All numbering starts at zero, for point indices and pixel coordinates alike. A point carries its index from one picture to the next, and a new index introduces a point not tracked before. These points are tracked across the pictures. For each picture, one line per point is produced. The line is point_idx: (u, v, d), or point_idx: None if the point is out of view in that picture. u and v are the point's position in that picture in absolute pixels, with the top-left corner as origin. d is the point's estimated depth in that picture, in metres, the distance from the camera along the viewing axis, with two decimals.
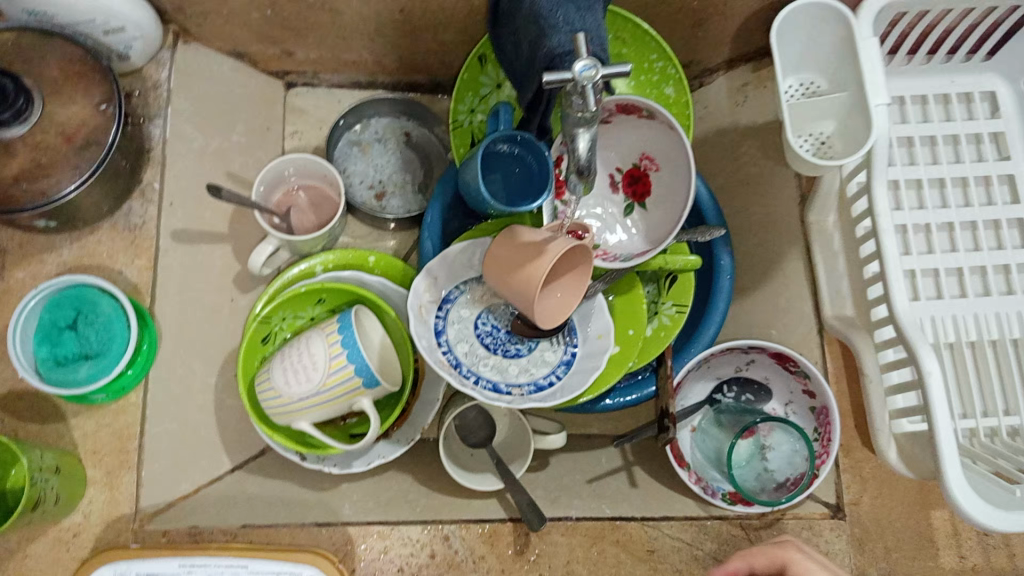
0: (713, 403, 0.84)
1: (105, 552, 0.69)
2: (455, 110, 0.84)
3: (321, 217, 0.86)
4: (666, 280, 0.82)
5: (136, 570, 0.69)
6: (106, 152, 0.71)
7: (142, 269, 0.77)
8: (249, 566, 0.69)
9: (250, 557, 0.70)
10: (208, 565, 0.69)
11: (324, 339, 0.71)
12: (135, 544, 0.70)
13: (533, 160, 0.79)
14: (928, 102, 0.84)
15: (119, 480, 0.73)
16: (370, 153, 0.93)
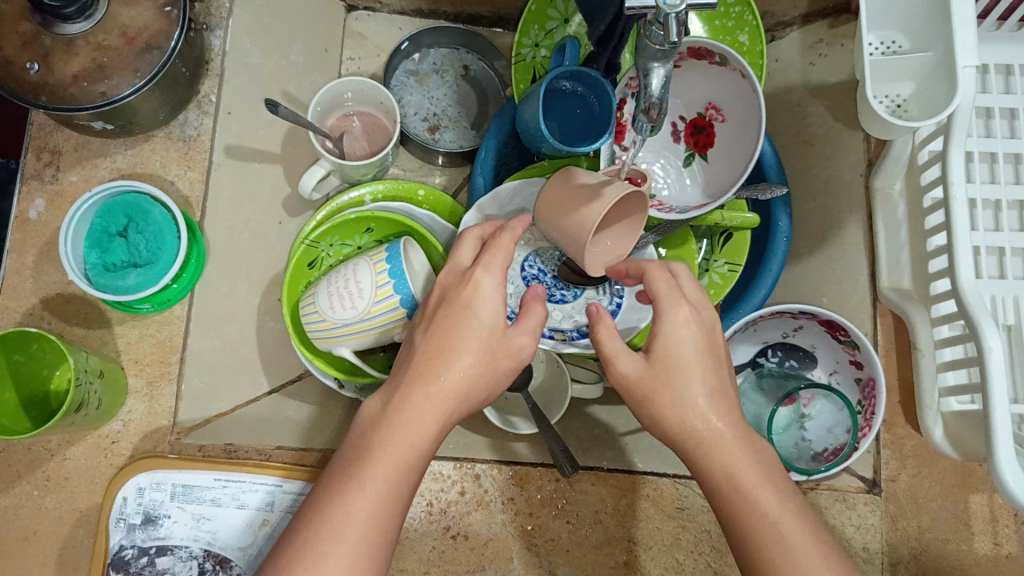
0: (755, 366, 0.83)
1: (144, 459, 0.70)
2: (519, 42, 0.81)
3: (373, 145, 0.85)
4: (721, 237, 0.80)
5: (172, 481, 0.70)
6: (165, 57, 0.71)
7: (195, 181, 0.78)
8: (284, 485, 0.71)
9: (287, 478, 0.71)
10: (244, 482, 0.71)
11: (370, 267, 0.71)
12: (172, 455, 0.71)
13: (596, 101, 0.77)
14: (1013, 73, 0.80)
15: (159, 391, 0.73)
16: (426, 83, 0.91)
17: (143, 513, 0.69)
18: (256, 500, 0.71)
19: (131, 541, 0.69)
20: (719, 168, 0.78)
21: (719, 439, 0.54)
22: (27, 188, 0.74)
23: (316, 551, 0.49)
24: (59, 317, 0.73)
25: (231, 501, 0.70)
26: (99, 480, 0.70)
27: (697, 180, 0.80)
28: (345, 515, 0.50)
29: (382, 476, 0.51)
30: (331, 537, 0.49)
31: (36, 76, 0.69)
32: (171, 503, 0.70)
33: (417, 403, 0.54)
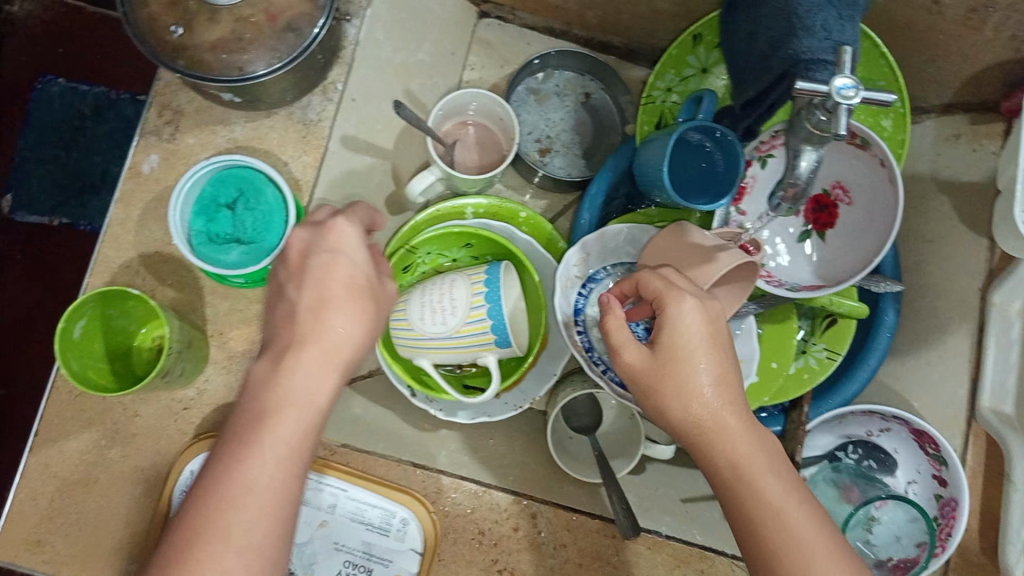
0: (832, 459, 0.80)
1: (212, 439, 0.69)
2: (653, 84, 0.79)
3: (485, 158, 0.84)
4: (822, 319, 0.78)
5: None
6: (306, 42, 0.70)
7: (309, 165, 0.77)
8: (349, 491, 0.70)
9: (352, 484, 0.70)
10: (308, 480, 0.70)
11: (467, 284, 0.70)
12: (244, 439, 0.70)
13: (721, 159, 0.74)
14: None
15: (237, 366, 0.73)
16: (545, 104, 0.89)
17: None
18: (318, 500, 0.70)
19: (190, 515, 0.68)
20: (836, 251, 0.76)
21: (726, 425, 0.52)
22: (145, 141, 0.74)
23: (218, 532, 0.45)
24: (154, 276, 0.73)
25: (294, 498, 0.70)
26: (163, 443, 0.71)
27: (810, 258, 0.78)
28: (246, 499, 0.46)
29: (273, 467, 0.47)
30: (229, 520, 0.45)
31: (177, 39, 0.68)
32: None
33: (297, 360, 0.51)
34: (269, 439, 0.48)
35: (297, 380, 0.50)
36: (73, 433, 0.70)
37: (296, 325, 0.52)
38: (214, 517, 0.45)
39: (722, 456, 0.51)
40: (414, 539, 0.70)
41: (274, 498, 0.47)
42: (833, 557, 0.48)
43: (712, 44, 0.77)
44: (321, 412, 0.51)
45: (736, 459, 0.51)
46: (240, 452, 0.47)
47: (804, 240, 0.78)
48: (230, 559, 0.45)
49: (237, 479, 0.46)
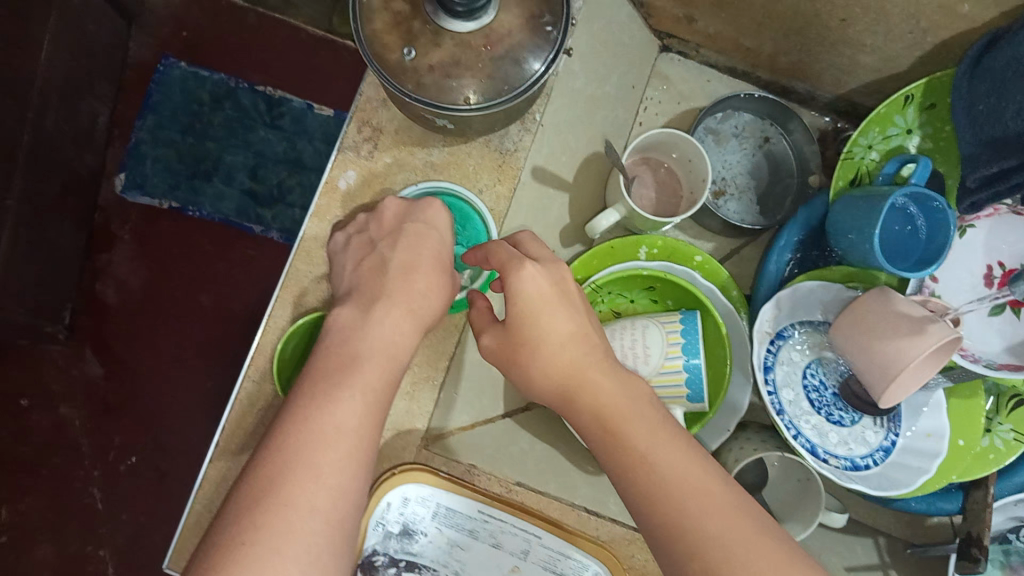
0: (1002, 540, 0.77)
1: (414, 471, 0.67)
2: (854, 140, 0.77)
3: (662, 198, 0.83)
4: (1009, 397, 0.76)
5: (439, 500, 0.68)
6: (528, 84, 0.65)
7: (501, 195, 0.75)
8: (542, 538, 0.68)
9: (546, 530, 0.68)
10: (504, 522, 0.68)
11: (661, 332, 0.69)
12: (442, 473, 0.68)
13: (924, 225, 0.73)
14: None
15: (417, 393, 0.72)
16: (723, 145, 0.88)
17: (401, 524, 0.67)
18: (512, 543, 0.68)
19: (384, 548, 0.67)
20: None
21: (589, 381, 0.55)
22: (343, 157, 0.74)
23: (310, 469, 0.48)
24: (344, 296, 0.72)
25: (488, 538, 0.68)
26: None
27: (1002, 334, 0.75)
28: (333, 441, 0.49)
29: (363, 417, 0.52)
30: (313, 457, 0.48)
31: (409, 62, 0.64)
32: (431, 522, 0.68)
33: (391, 314, 0.58)
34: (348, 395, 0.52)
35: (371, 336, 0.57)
36: (254, 447, 0.70)
37: (380, 286, 0.61)
38: (309, 453, 0.48)
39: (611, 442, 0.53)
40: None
41: (348, 448, 0.50)
42: (697, 493, 0.48)
43: (925, 105, 0.75)
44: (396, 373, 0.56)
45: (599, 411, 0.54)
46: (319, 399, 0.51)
47: (997, 314, 0.76)
48: (322, 490, 0.47)
49: (309, 417, 0.50)
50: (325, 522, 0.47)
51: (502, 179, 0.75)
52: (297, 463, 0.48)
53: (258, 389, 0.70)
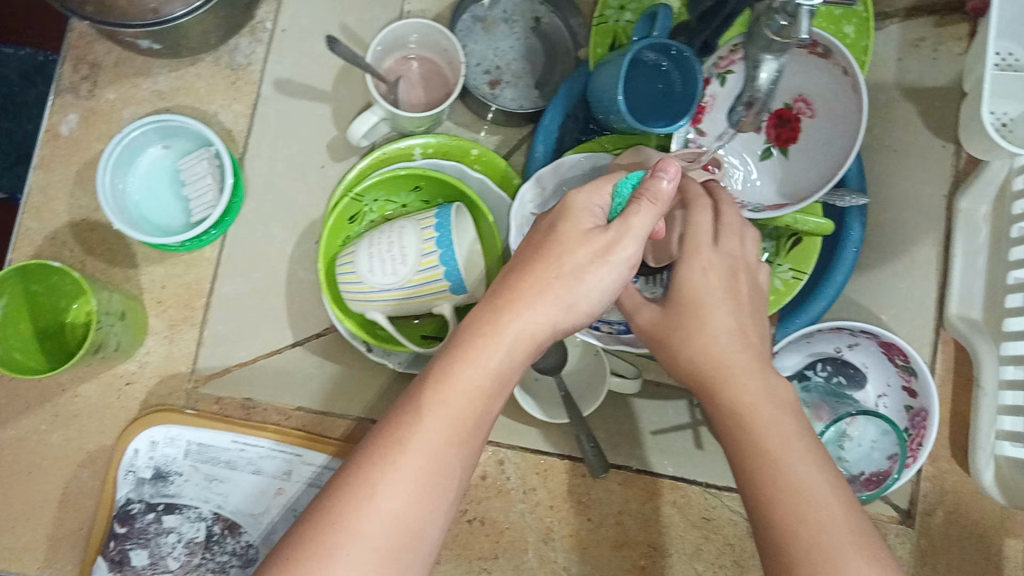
0: (802, 379, 0.79)
1: (155, 413, 0.68)
2: (603, 3, 0.75)
3: (432, 93, 0.79)
4: (786, 238, 0.75)
5: (188, 438, 0.67)
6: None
7: (240, 114, 0.73)
8: (302, 456, 0.67)
9: (305, 448, 0.67)
10: (256, 445, 0.67)
11: (417, 229, 0.67)
12: (188, 411, 0.68)
13: (677, 78, 0.71)
14: None
15: (180, 335, 0.71)
16: (493, 32, 0.83)
17: (153, 468, 0.66)
18: (273, 467, 0.67)
19: (138, 495, 0.66)
20: (800, 169, 0.72)
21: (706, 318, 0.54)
22: (61, 100, 0.71)
23: (418, 439, 0.47)
24: (85, 248, 0.69)
25: (246, 466, 0.67)
26: (115, 419, 0.69)
27: (768, 176, 0.74)
28: (440, 413, 0.48)
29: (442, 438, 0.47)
30: (431, 417, 0.48)
31: None
32: (184, 460, 0.67)
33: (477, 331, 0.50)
34: (485, 361, 0.50)
35: (592, 285, 0.53)
36: (21, 412, 0.69)
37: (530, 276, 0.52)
38: (435, 418, 0.48)
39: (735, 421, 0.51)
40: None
41: (492, 389, 0.50)
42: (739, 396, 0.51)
43: None
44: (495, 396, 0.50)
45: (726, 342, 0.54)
46: (463, 356, 0.50)
47: (766, 158, 0.74)
48: (410, 470, 0.46)
49: (444, 379, 0.49)
50: (422, 492, 0.46)
51: (238, 97, 0.74)
52: (422, 415, 0.48)
53: None
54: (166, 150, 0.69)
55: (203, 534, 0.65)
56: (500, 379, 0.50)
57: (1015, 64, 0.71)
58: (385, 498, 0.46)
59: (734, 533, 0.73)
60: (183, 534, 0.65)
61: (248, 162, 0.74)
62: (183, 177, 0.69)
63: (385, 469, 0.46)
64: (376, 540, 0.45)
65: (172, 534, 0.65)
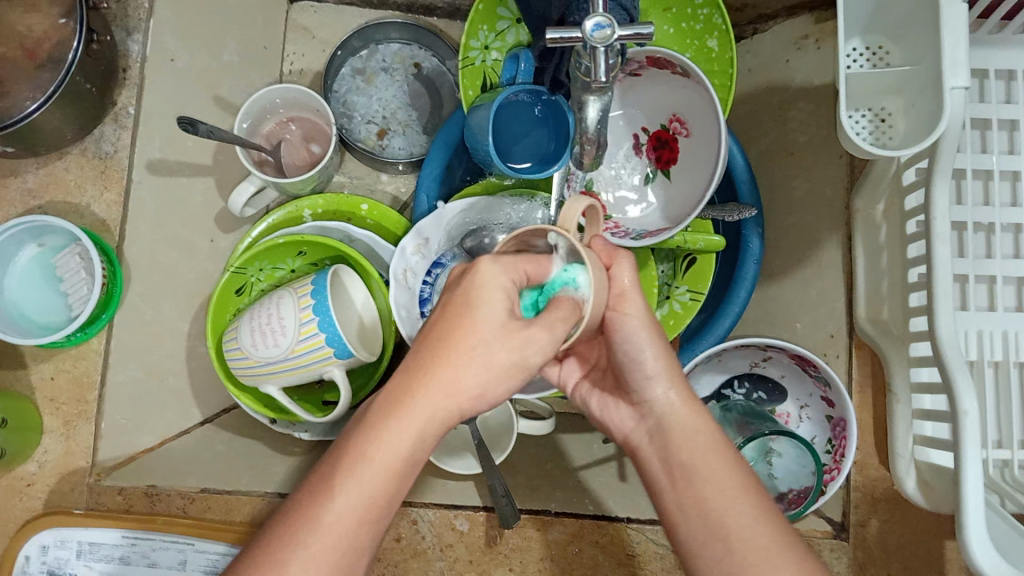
0: (721, 398, 0.77)
1: (47, 516, 0.68)
2: (467, 45, 0.74)
3: (314, 152, 0.79)
4: (683, 261, 0.75)
5: (76, 539, 0.67)
6: (65, 70, 0.67)
7: (112, 202, 0.75)
8: (196, 544, 0.67)
9: (196, 536, 0.67)
10: (151, 540, 0.67)
11: (295, 301, 0.65)
12: (80, 511, 0.68)
13: (522, 96, 0.69)
14: (990, 78, 0.75)
15: (76, 430, 0.71)
16: (374, 83, 0.83)
17: (47, 572, 0.68)
18: (167, 558, 0.67)
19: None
20: (682, 189, 0.72)
21: (683, 415, 0.50)
22: None
23: (367, 471, 0.40)
24: None
25: (141, 560, 0.67)
26: (18, 521, 0.69)
27: (655, 201, 0.74)
28: (423, 405, 0.41)
29: (414, 430, 0.41)
30: (390, 429, 0.40)
31: None
32: (77, 561, 0.67)
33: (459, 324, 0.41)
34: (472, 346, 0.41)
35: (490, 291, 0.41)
36: None
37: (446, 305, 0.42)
38: (421, 396, 0.41)
39: (706, 528, 0.46)
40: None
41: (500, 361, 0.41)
42: (705, 476, 0.47)
43: None
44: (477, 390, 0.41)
45: (696, 451, 0.48)
46: (420, 382, 0.41)
47: (651, 181, 0.74)
48: (349, 504, 0.40)
49: (404, 408, 0.40)
50: (370, 509, 0.40)
51: (110, 185, 0.76)
52: (372, 450, 0.40)
53: None
54: (40, 248, 0.69)
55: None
56: (468, 407, 0.41)
57: (885, 58, 0.71)
58: (324, 539, 0.40)
59: (663, 567, 0.69)
60: None
61: (128, 246, 0.74)
62: (59, 274, 0.69)
63: (338, 480, 0.40)
64: (329, 545, 0.40)
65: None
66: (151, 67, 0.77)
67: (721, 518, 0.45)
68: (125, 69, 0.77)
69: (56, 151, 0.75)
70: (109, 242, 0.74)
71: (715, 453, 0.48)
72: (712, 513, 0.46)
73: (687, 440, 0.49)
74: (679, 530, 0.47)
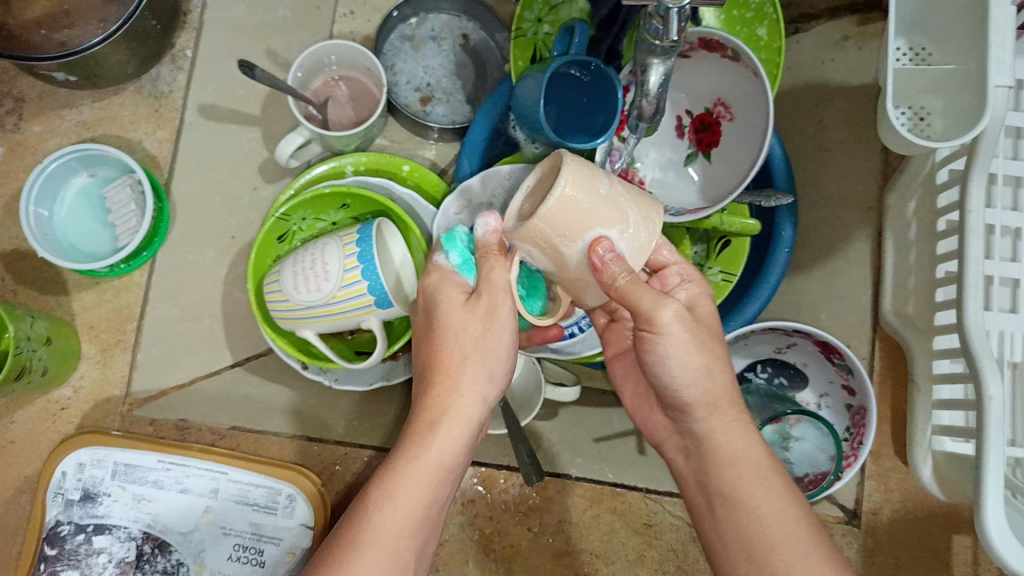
0: (742, 381, 0.79)
1: (83, 435, 0.69)
2: (521, 16, 0.76)
3: (360, 113, 0.80)
4: (718, 242, 0.76)
5: (114, 458, 0.68)
6: (135, 5, 0.68)
7: (163, 141, 0.76)
8: (229, 473, 0.68)
9: (231, 465, 0.69)
10: (187, 466, 0.69)
11: (340, 248, 0.66)
12: (116, 432, 0.69)
13: (579, 71, 0.72)
14: None
15: (113, 358, 0.72)
16: (422, 51, 0.85)
17: (81, 489, 0.68)
18: (200, 485, 0.68)
19: (68, 517, 0.68)
20: (722, 171, 0.74)
21: (722, 425, 0.51)
22: None
23: (417, 475, 0.49)
24: (17, 278, 0.72)
25: (174, 484, 0.68)
26: (50, 442, 0.70)
27: (694, 181, 0.76)
28: (413, 481, 0.49)
29: (403, 517, 0.48)
30: (380, 529, 0.48)
31: None
32: (112, 481, 0.68)
33: (453, 402, 0.51)
34: (465, 406, 0.51)
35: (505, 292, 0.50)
36: None
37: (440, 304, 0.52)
38: (414, 477, 0.49)
39: (751, 561, 0.47)
40: (303, 514, 0.68)
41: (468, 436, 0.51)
42: (748, 488, 0.49)
43: None
44: (458, 467, 0.51)
45: (747, 474, 0.50)
46: (440, 401, 0.51)
47: (691, 162, 0.76)
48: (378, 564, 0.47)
49: (433, 412, 0.50)
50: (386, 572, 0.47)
51: (162, 124, 0.77)
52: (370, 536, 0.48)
53: None
54: (91, 179, 0.70)
55: (133, 553, 0.67)
56: (448, 473, 0.50)
57: (927, 59, 0.73)
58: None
59: (678, 538, 0.70)
60: (113, 554, 0.67)
61: (175, 185, 0.76)
62: (108, 205, 0.70)
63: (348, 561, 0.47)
64: None
65: (103, 555, 0.67)
66: (212, 15, 0.79)
67: (765, 544, 0.47)
68: (186, 14, 0.78)
69: (112, 86, 0.76)
70: (158, 179, 0.75)
71: (759, 475, 0.49)
72: (760, 550, 0.47)
73: (723, 462, 0.50)
74: (721, 557, 0.50)
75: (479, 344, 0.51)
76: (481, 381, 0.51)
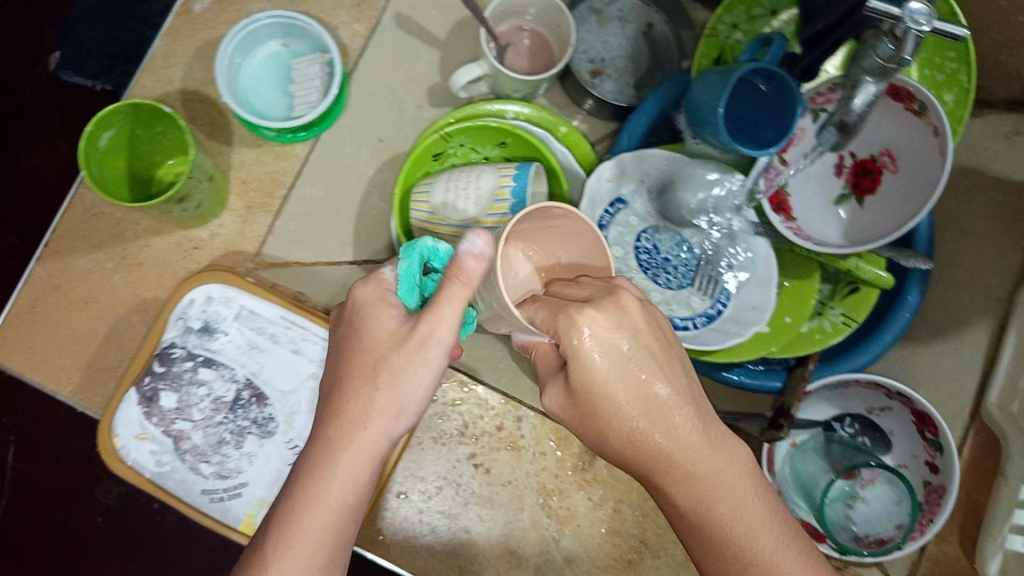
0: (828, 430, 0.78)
1: (213, 269, 0.72)
2: (719, 17, 0.78)
3: (537, 66, 0.82)
4: (846, 285, 0.75)
5: (242, 302, 0.72)
6: None
7: (356, 34, 0.79)
8: None
9: None
10: (303, 330, 0.72)
11: (495, 176, 0.69)
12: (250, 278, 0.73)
13: (762, 84, 0.71)
14: None
15: (254, 218, 0.75)
16: (606, 27, 0.87)
17: (203, 321, 0.71)
18: (311, 352, 0.72)
19: (183, 342, 0.71)
20: (873, 218, 0.74)
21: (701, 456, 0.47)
22: None
23: (320, 499, 0.48)
24: (188, 118, 0.75)
25: (287, 343, 0.72)
26: (175, 275, 0.73)
27: (841, 220, 0.76)
28: (327, 487, 0.48)
29: (316, 539, 0.48)
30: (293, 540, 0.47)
31: None
32: (233, 322, 0.72)
33: (367, 399, 0.50)
34: (377, 423, 0.49)
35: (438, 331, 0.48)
36: (83, 250, 0.72)
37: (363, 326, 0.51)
38: (320, 483, 0.48)
39: None
40: None
41: (377, 457, 0.49)
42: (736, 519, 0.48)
43: None
44: (370, 479, 0.50)
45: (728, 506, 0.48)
46: (343, 424, 0.49)
47: (842, 202, 0.77)
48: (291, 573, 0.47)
49: (337, 437, 0.49)
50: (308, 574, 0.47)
51: (359, 19, 0.80)
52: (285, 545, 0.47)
53: (90, 197, 0.72)
54: (283, 48, 0.73)
55: (231, 395, 0.71)
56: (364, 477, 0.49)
57: None
58: None
59: None
60: (213, 390, 0.71)
61: (356, 78, 0.79)
62: (293, 75, 0.73)
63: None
64: None
65: (204, 388, 0.71)
66: None
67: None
68: None
69: None
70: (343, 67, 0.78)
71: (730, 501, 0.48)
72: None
73: (703, 493, 0.48)
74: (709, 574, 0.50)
75: (393, 364, 0.49)
76: (410, 392, 0.49)
